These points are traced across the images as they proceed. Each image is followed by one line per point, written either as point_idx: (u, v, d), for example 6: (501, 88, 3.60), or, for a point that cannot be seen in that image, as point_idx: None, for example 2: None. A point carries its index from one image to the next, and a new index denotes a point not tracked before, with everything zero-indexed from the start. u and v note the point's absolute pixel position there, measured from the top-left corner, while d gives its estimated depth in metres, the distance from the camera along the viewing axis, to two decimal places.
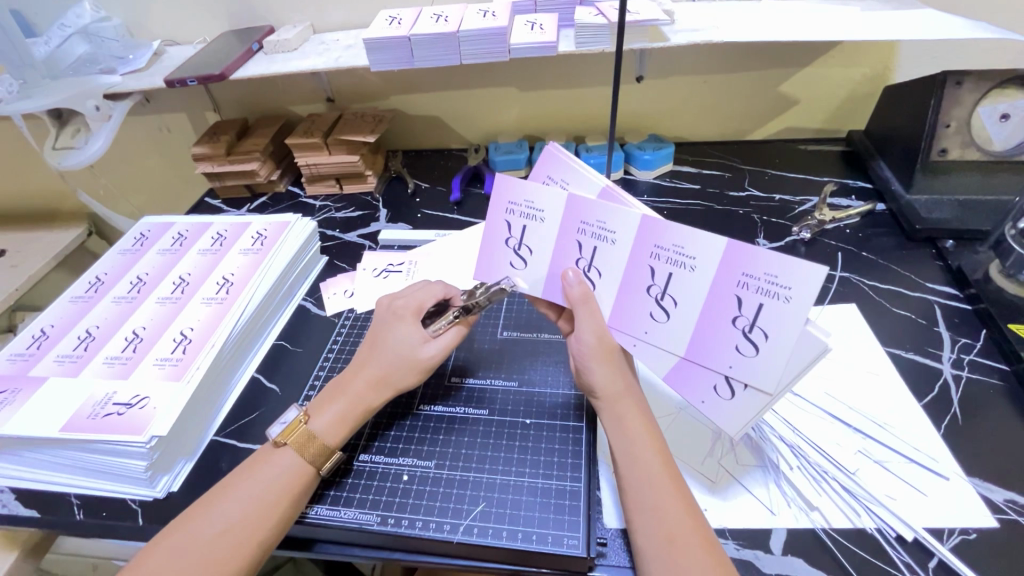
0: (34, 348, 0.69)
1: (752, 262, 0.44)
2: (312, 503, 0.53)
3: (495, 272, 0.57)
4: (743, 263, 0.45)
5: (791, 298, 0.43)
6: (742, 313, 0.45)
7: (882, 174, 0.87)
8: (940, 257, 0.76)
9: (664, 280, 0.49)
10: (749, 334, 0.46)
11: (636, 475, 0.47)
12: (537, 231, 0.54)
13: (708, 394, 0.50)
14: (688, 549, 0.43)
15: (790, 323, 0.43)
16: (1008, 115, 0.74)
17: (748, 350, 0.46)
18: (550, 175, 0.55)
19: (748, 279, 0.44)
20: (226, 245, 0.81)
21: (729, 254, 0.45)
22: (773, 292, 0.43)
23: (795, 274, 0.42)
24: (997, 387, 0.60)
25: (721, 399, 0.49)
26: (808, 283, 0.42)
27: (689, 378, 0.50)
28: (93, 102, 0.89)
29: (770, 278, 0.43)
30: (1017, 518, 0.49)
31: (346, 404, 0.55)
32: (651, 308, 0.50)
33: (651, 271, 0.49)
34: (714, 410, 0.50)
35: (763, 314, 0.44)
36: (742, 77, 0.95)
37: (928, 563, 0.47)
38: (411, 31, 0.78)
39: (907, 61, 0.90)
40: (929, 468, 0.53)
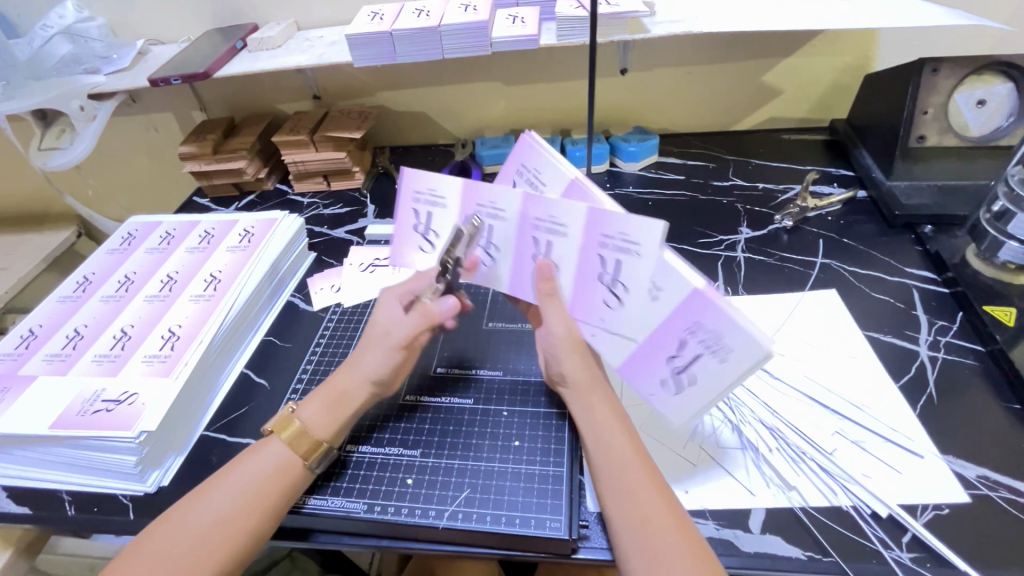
0: (23, 348, 0.69)
1: (608, 223, 0.47)
2: (307, 493, 0.54)
3: (406, 256, 0.59)
4: (601, 231, 0.47)
5: (642, 253, 0.46)
6: (619, 290, 0.49)
7: (864, 161, 0.88)
8: (919, 242, 0.77)
9: (546, 246, 0.51)
10: (613, 290, 0.49)
11: (607, 460, 0.48)
12: (439, 217, 0.55)
13: (656, 386, 0.51)
14: (665, 531, 0.44)
15: (645, 277, 0.47)
16: (984, 101, 0.76)
17: (614, 304, 0.50)
18: (416, 190, 0.55)
19: (607, 239, 0.48)
20: (213, 243, 0.81)
21: (590, 216, 0.48)
22: (652, 284, 0.47)
23: (639, 229, 0.46)
24: (972, 367, 0.61)
25: (669, 392, 0.50)
26: (650, 238, 0.45)
27: (645, 364, 0.51)
28: (78, 103, 0.89)
29: (623, 236, 0.47)
30: (988, 493, 0.50)
31: (326, 393, 0.54)
32: (606, 296, 0.50)
33: (534, 241, 0.51)
34: (662, 402, 0.51)
35: (636, 296, 0.48)
36: (724, 68, 0.95)
37: (901, 538, 0.48)
38: (393, 26, 0.78)
39: (887, 49, 0.91)
40: (904, 447, 0.55)
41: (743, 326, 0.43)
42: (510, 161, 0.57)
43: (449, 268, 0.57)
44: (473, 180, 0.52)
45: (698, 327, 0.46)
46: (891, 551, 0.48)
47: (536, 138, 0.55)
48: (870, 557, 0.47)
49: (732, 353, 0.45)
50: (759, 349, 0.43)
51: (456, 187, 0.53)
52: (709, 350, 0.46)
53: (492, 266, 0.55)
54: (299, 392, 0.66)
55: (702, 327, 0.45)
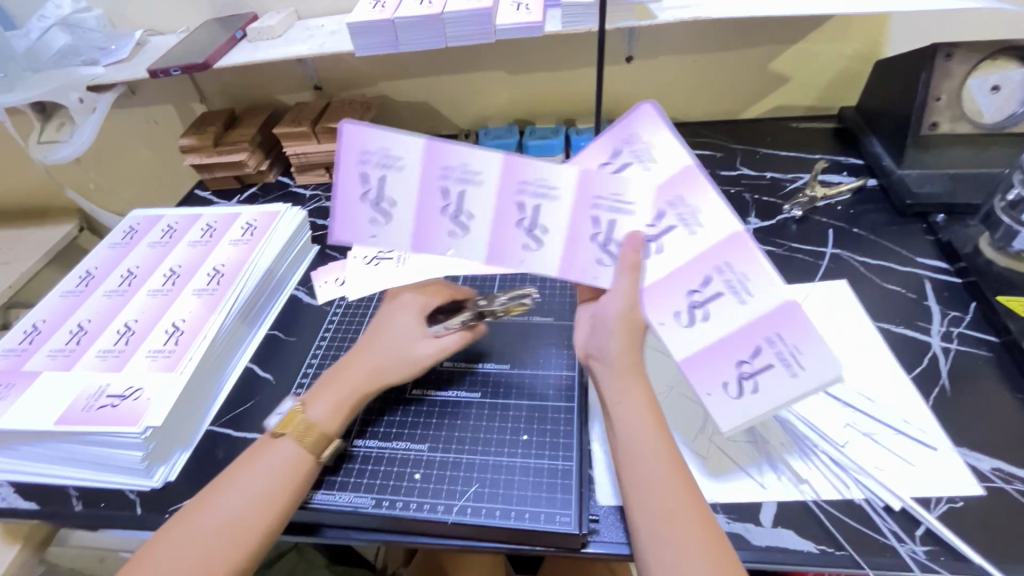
0: (27, 343, 0.69)
1: (738, 258, 0.48)
2: (313, 488, 0.53)
3: (355, 234, 0.54)
4: (731, 253, 0.48)
5: (746, 302, 0.48)
6: (700, 291, 0.49)
7: (874, 149, 0.86)
8: (931, 231, 0.76)
9: (607, 226, 0.50)
10: (693, 309, 0.49)
11: (636, 452, 0.47)
12: (398, 181, 0.52)
13: (716, 387, 0.49)
14: (686, 524, 0.43)
15: (731, 319, 0.48)
16: (999, 87, 0.73)
17: (685, 319, 0.49)
18: (366, 151, 0.52)
19: (726, 268, 0.48)
20: (216, 236, 0.81)
21: (730, 242, 0.49)
22: (737, 290, 0.48)
23: (764, 285, 0.48)
24: (985, 358, 0.60)
25: (727, 396, 0.48)
26: (769, 297, 0.47)
27: (714, 361, 0.49)
28: (77, 95, 0.88)
29: (742, 279, 0.48)
30: (1003, 485, 0.50)
31: (340, 392, 0.55)
32: (598, 256, 0.51)
33: (593, 220, 0.51)
34: (715, 405, 0.48)
35: (716, 302, 0.49)
36: (732, 55, 0.94)
37: (915, 531, 0.48)
38: (395, 13, 0.76)
39: (898, 35, 0.90)
40: (917, 439, 0.54)
41: (829, 350, 0.46)
42: (616, 128, 0.52)
43: (407, 238, 0.54)
44: (435, 143, 0.51)
45: (778, 338, 0.47)
46: (905, 544, 0.47)
47: (660, 114, 0.52)
48: (883, 551, 0.47)
49: (807, 369, 0.46)
50: (841, 372, 0.45)
51: (416, 147, 0.52)
52: (782, 363, 0.47)
53: (460, 234, 0.53)
54: (305, 385, 0.66)
55: (785, 341, 0.47)
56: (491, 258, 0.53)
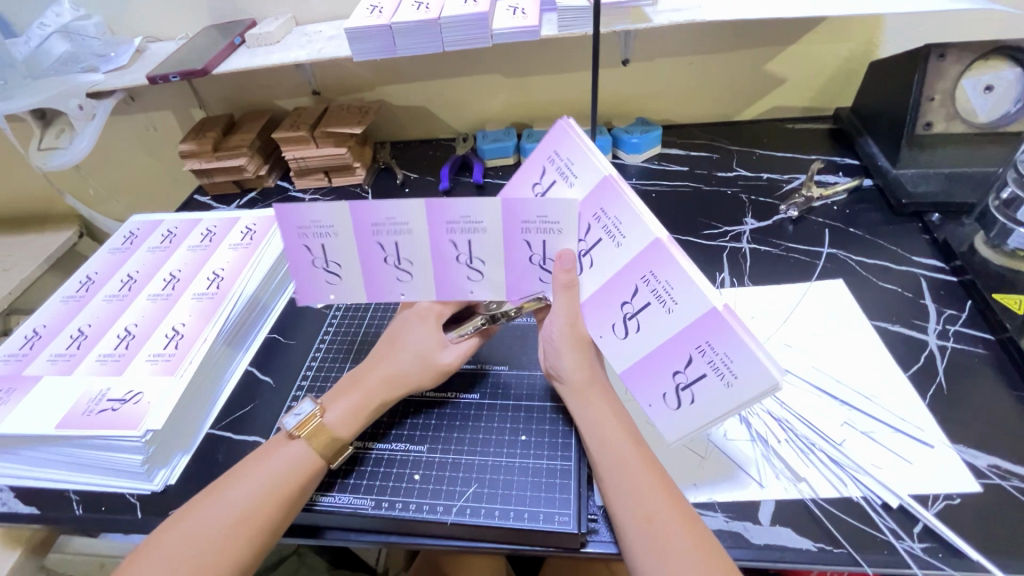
0: (27, 348, 0.69)
1: (661, 266, 0.46)
2: (322, 490, 0.54)
3: (314, 293, 0.57)
4: (654, 262, 0.47)
5: (673, 310, 0.47)
6: (630, 301, 0.49)
7: (869, 149, 0.87)
8: (927, 230, 0.76)
9: (593, 241, 0.50)
10: (628, 319, 0.50)
11: (606, 457, 0.48)
12: (336, 245, 0.53)
13: (656, 398, 0.51)
14: (666, 526, 0.43)
15: (664, 328, 0.48)
16: (992, 87, 0.74)
17: (620, 331, 0.51)
18: (300, 224, 0.52)
19: (651, 279, 0.47)
20: (215, 241, 0.81)
21: (650, 250, 0.47)
22: (663, 299, 0.47)
23: (689, 292, 0.45)
24: (982, 356, 0.60)
25: (669, 408, 0.50)
26: (694, 305, 0.45)
27: (650, 373, 0.50)
28: (76, 102, 0.88)
29: (668, 287, 0.47)
30: (1000, 482, 0.50)
31: (358, 399, 0.55)
32: (540, 274, 0.53)
33: (527, 244, 0.51)
34: (657, 414, 0.51)
35: (647, 312, 0.48)
36: (728, 57, 0.94)
37: (912, 528, 0.48)
38: (392, 18, 0.77)
39: (892, 36, 0.90)
40: (914, 437, 0.54)
41: (757, 357, 0.43)
42: (543, 145, 0.52)
43: (362, 287, 0.56)
44: (358, 204, 0.50)
45: (709, 348, 0.45)
46: (902, 542, 0.47)
47: (572, 127, 0.50)
48: (881, 548, 0.47)
49: (739, 379, 0.44)
50: (770, 383, 0.43)
51: (342, 211, 0.51)
52: (714, 372, 0.46)
53: (407, 279, 0.55)
54: (305, 387, 0.66)
55: (714, 349, 0.45)
56: (509, 294, 0.56)
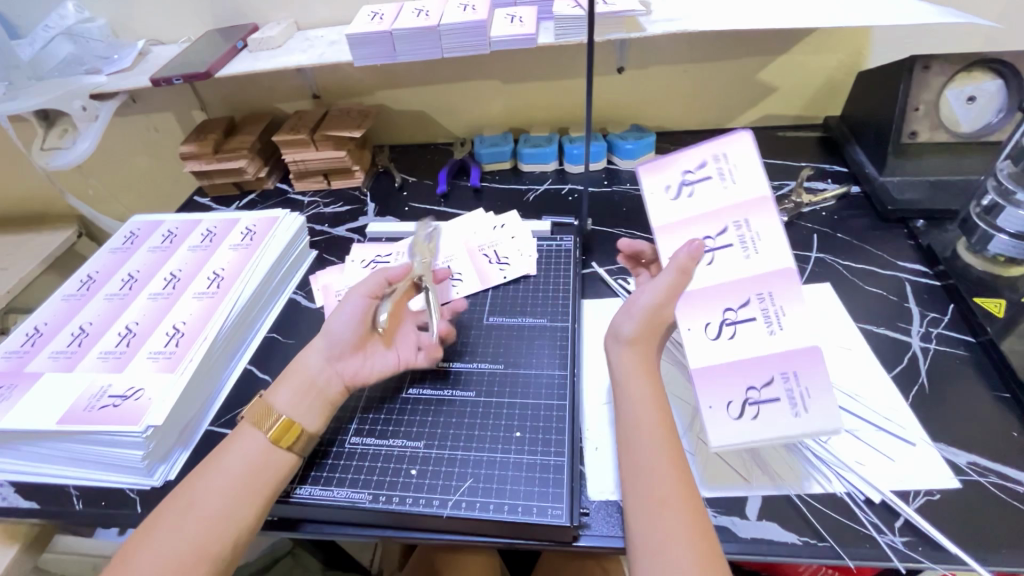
0: (28, 345, 0.70)
1: (780, 291, 0.48)
2: (296, 481, 0.55)
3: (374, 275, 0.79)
4: (775, 285, 0.48)
5: (775, 333, 0.48)
6: (734, 311, 0.49)
7: (857, 157, 0.89)
8: (912, 236, 0.78)
9: (723, 244, 0.50)
10: (725, 325, 0.49)
11: (636, 436, 0.47)
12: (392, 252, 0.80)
13: (719, 401, 0.48)
14: (676, 513, 0.43)
15: (760, 345, 0.48)
16: (974, 98, 0.77)
17: (712, 331, 0.49)
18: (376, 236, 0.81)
19: (765, 299, 0.48)
20: (215, 241, 0.82)
21: (773, 275, 0.48)
22: (770, 320, 0.48)
23: (803, 325, 0.47)
24: (963, 357, 0.62)
25: (728, 416, 0.47)
26: (799, 337, 0.47)
27: (727, 376, 0.48)
28: (80, 102, 0.90)
29: (778, 311, 0.48)
30: (979, 478, 0.52)
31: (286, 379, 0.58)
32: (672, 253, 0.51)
33: (691, 223, 0.52)
34: (713, 419, 0.47)
35: (748, 327, 0.48)
36: (720, 66, 0.97)
37: (894, 523, 0.50)
38: (393, 25, 0.78)
39: (879, 47, 0.93)
40: (897, 435, 0.56)
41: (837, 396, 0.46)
42: (710, 146, 0.54)
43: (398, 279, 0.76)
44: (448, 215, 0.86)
45: (795, 377, 0.47)
46: (884, 535, 0.49)
47: (752, 141, 0.52)
48: (864, 542, 0.49)
49: (810, 413, 0.46)
50: (835, 426, 0.45)
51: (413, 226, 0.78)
52: (789, 399, 0.47)
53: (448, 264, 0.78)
54: None
55: (799, 381, 0.47)
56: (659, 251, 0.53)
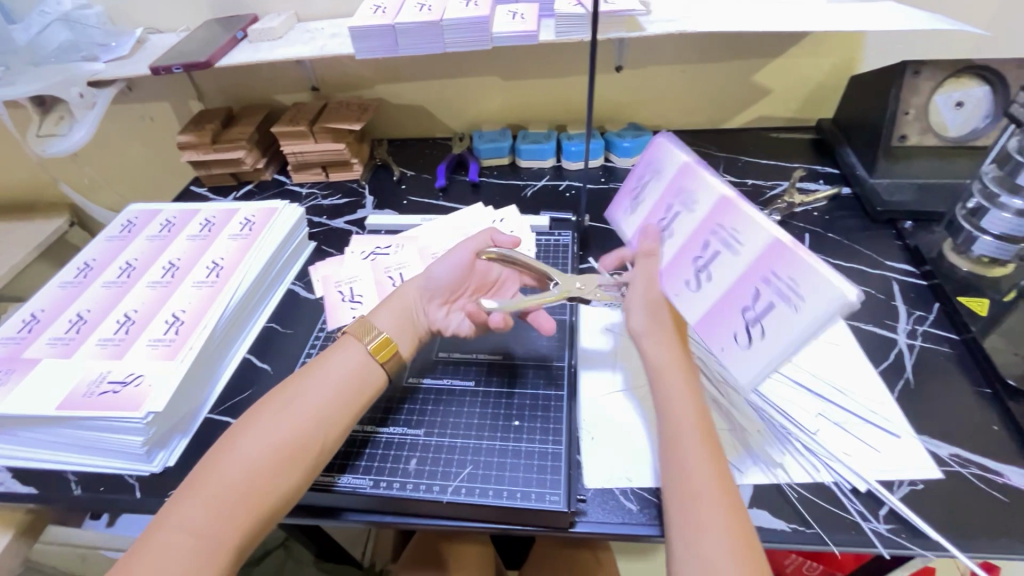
0: (25, 332, 0.70)
1: (729, 220, 0.47)
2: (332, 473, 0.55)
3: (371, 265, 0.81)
4: (723, 218, 0.48)
5: (742, 248, 0.46)
6: (702, 255, 0.49)
7: (848, 159, 0.91)
8: (900, 237, 0.80)
9: (673, 217, 0.53)
10: (702, 269, 0.49)
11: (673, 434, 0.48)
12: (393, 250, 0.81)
13: (726, 340, 0.47)
14: (709, 507, 0.44)
15: (733, 270, 0.46)
16: (961, 103, 0.79)
17: (693, 283, 0.49)
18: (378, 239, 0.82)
19: (722, 229, 0.48)
20: (214, 231, 0.82)
21: (719, 207, 0.48)
22: (731, 245, 0.47)
23: (754, 236, 0.45)
24: (947, 354, 0.65)
25: (741, 348, 0.46)
26: (757, 235, 0.45)
27: (717, 313, 0.48)
28: (78, 90, 0.89)
29: (738, 236, 0.46)
30: (960, 469, 0.54)
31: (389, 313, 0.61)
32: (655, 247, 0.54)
33: (665, 212, 0.54)
34: (730, 359, 0.47)
35: (719, 262, 0.47)
36: (716, 67, 0.98)
37: (878, 511, 0.52)
38: (395, 19, 0.79)
39: (871, 52, 0.95)
40: (883, 427, 0.58)
41: (818, 271, 0.41)
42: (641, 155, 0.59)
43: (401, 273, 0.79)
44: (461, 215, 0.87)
45: (773, 276, 0.44)
46: (868, 522, 0.51)
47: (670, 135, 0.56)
48: (849, 529, 0.50)
49: (807, 301, 0.41)
50: (839, 298, 0.39)
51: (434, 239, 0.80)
52: (783, 299, 0.43)
53: None
54: None
55: (779, 277, 0.43)
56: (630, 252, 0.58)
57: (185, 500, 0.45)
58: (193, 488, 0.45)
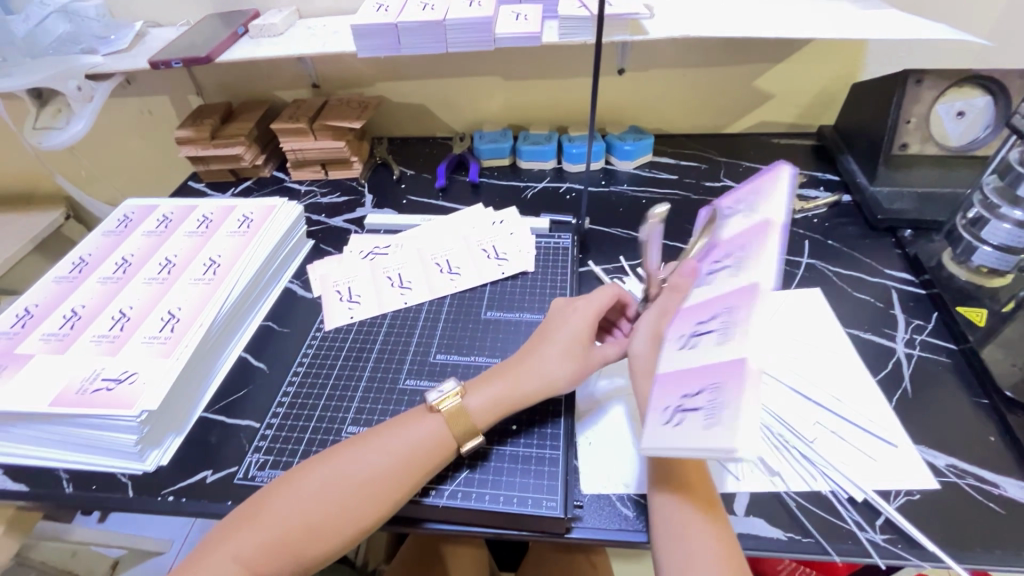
0: (18, 327, 0.69)
1: (730, 384, 0.43)
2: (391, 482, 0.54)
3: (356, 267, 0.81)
4: (729, 377, 0.44)
5: (726, 341, 0.47)
6: (704, 323, 0.50)
7: (849, 167, 0.91)
8: (899, 245, 0.81)
9: (711, 327, 0.49)
10: (694, 336, 0.51)
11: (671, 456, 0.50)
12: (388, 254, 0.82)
13: (660, 407, 0.48)
14: (703, 537, 0.45)
15: (710, 357, 0.47)
16: (963, 113, 0.79)
17: (686, 344, 0.51)
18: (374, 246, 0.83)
19: (716, 388, 0.44)
20: (212, 228, 0.82)
21: (733, 366, 0.44)
22: (710, 413, 0.43)
23: (726, 397, 0.43)
24: (944, 363, 0.65)
25: (663, 421, 0.47)
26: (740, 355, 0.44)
27: (671, 385, 0.49)
28: (75, 83, 0.88)
29: (711, 403, 0.43)
30: (957, 480, 0.54)
31: (503, 391, 0.56)
32: (686, 335, 0.52)
33: (711, 314, 0.50)
34: (654, 419, 0.48)
35: (705, 340, 0.48)
36: (718, 72, 0.98)
37: (875, 521, 0.52)
38: (398, 18, 0.78)
39: (873, 60, 0.95)
40: (880, 437, 0.58)
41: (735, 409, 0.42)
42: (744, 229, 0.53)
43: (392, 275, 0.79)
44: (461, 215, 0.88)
45: (718, 389, 0.44)
46: (866, 532, 0.51)
47: (788, 175, 0.50)
48: (846, 538, 0.50)
49: (717, 425, 0.41)
50: (729, 450, 0.39)
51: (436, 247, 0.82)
52: (708, 410, 0.43)
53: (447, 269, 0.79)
54: (300, 375, 0.67)
55: (721, 392, 0.44)
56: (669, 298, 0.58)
57: (233, 538, 0.47)
58: (235, 531, 0.47)
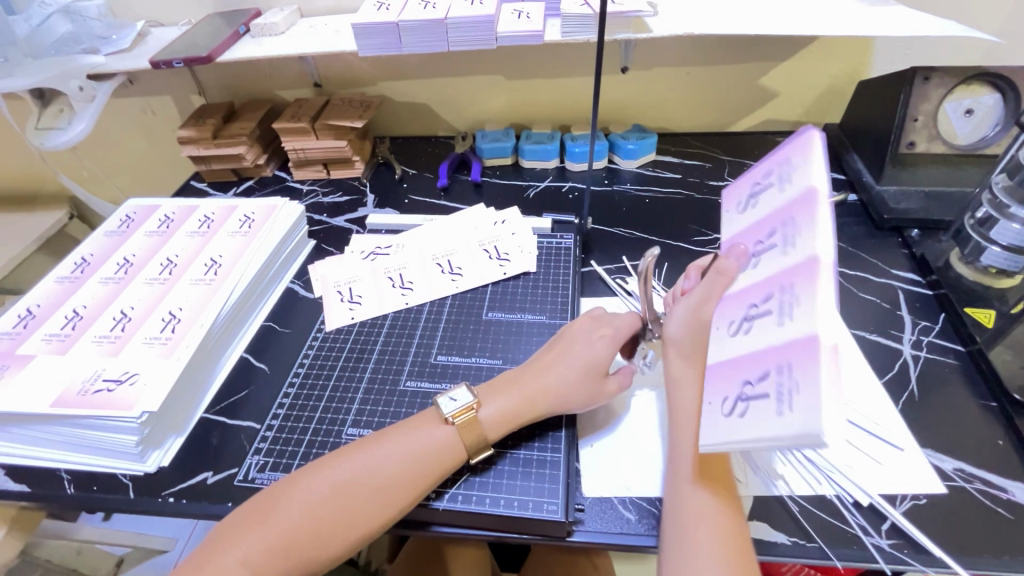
0: (21, 327, 0.69)
1: (802, 368, 0.37)
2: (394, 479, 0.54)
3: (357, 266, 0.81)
4: (800, 361, 0.37)
5: (785, 321, 0.40)
6: (758, 305, 0.44)
7: (855, 165, 0.90)
8: (906, 245, 0.79)
9: (763, 311, 0.43)
10: (748, 319, 0.44)
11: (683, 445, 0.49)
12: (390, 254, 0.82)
13: (716, 398, 0.44)
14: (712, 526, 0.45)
15: (768, 339, 0.41)
16: (972, 110, 0.78)
17: (738, 330, 0.45)
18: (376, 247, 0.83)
19: (782, 374, 0.38)
20: (214, 228, 0.81)
21: (804, 344, 0.37)
22: (782, 400, 0.37)
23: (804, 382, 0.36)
24: (952, 366, 0.64)
25: (721, 412, 0.43)
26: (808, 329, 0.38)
27: (725, 375, 0.44)
28: (77, 82, 0.88)
29: (785, 389, 0.37)
30: (965, 485, 0.53)
31: (515, 403, 0.56)
32: (737, 319, 0.46)
33: (766, 295, 0.43)
34: (709, 413, 0.44)
35: (761, 321, 0.43)
36: (722, 70, 0.97)
37: (881, 526, 0.51)
38: (400, 16, 0.78)
39: (880, 57, 0.94)
40: (886, 440, 0.57)
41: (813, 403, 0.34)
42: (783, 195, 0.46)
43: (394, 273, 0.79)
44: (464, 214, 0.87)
45: (787, 372, 0.38)
46: (871, 537, 0.50)
47: (821, 140, 0.44)
48: (851, 543, 0.50)
49: (791, 413, 0.36)
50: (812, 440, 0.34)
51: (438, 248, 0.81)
52: (778, 396, 0.38)
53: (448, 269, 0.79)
54: (300, 376, 0.67)
55: (791, 375, 0.37)
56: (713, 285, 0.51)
57: (244, 533, 0.47)
58: (245, 529, 0.47)
